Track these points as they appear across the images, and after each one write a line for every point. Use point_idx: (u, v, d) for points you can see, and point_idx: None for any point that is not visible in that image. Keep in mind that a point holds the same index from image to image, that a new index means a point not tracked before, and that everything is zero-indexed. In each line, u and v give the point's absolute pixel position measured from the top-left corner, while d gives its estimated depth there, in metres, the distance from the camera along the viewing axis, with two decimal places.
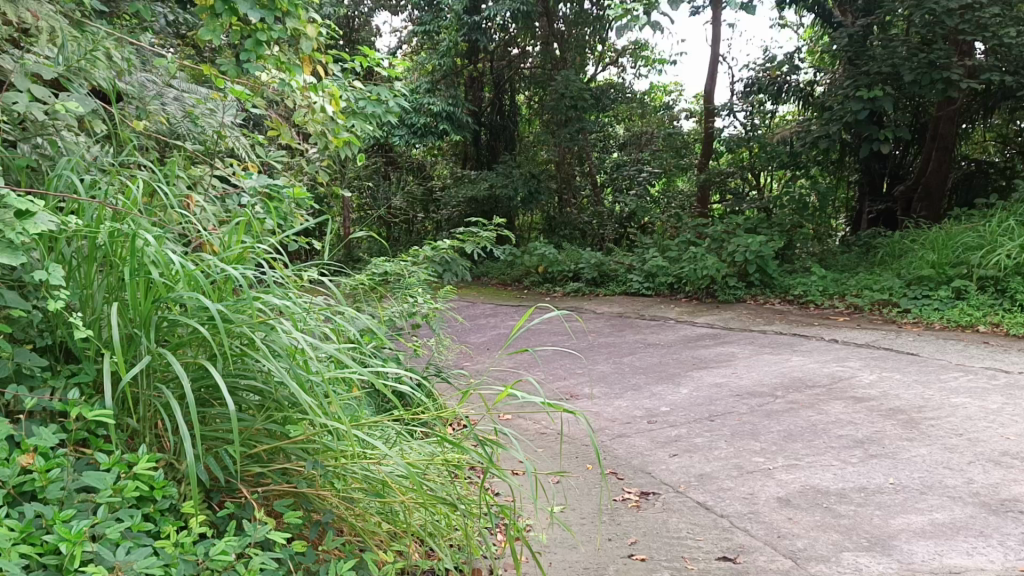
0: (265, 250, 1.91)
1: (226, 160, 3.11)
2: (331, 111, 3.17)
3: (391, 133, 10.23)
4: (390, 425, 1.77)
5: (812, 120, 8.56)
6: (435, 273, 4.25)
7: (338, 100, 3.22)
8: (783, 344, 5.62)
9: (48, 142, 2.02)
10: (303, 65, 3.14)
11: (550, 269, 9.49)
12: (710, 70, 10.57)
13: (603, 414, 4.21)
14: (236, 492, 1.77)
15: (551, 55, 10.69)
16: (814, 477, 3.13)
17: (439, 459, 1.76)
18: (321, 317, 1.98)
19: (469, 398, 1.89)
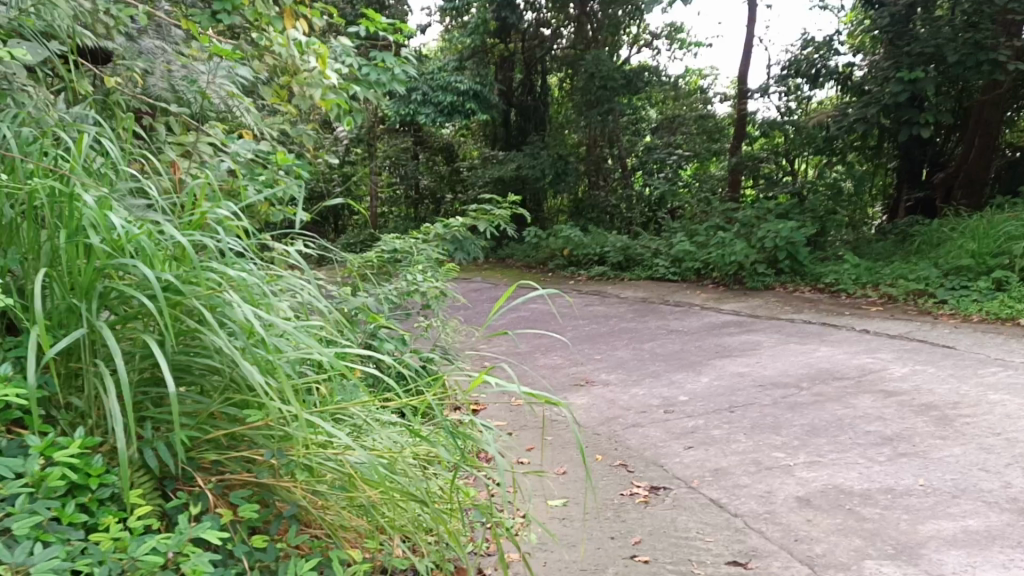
0: (229, 217, 1.75)
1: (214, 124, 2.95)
2: (317, 68, 2.96)
3: (416, 112, 10.02)
4: (357, 411, 1.61)
5: (849, 104, 8.25)
6: (446, 252, 4.09)
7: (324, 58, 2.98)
8: (812, 334, 5.39)
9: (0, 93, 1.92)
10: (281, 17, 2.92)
11: (575, 253, 9.27)
12: (746, 52, 10.24)
13: (618, 402, 4.02)
14: (191, 480, 1.62)
15: (583, 34, 10.41)
16: (838, 476, 2.92)
17: (410, 449, 1.59)
18: (287, 290, 1.83)
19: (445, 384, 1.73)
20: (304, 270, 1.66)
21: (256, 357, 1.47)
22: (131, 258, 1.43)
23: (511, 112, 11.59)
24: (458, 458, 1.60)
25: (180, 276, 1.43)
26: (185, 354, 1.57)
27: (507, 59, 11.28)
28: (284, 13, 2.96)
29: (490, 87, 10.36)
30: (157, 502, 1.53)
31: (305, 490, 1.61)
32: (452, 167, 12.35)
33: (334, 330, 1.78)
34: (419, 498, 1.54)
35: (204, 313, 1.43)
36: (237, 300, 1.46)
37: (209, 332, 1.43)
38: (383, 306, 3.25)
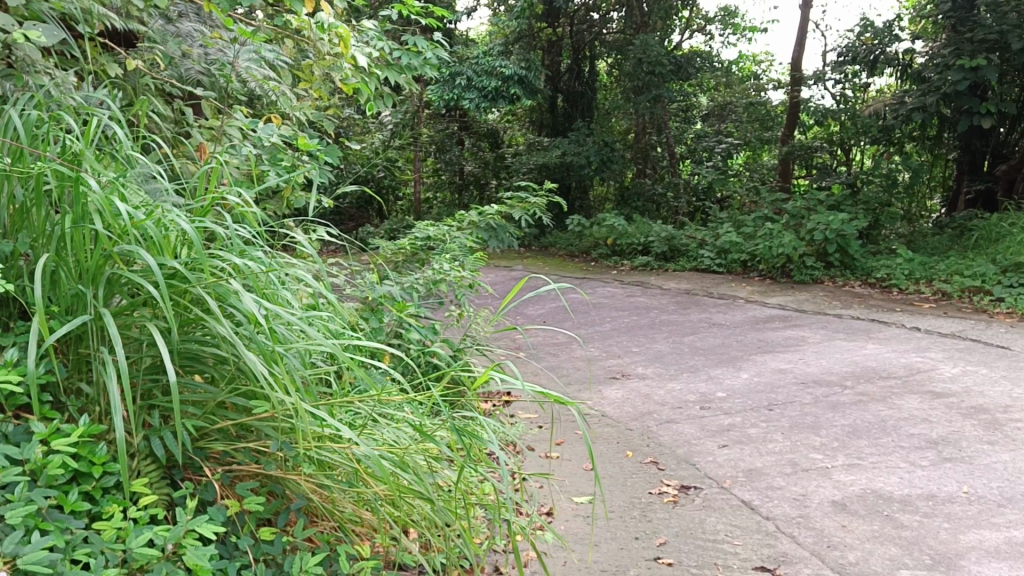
0: (238, 202, 1.71)
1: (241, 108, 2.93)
2: (339, 51, 2.90)
3: (461, 97, 9.95)
4: (364, 404, 1.56)
5: (907, 92, 8.01)
6: (481, 240, 4.04)
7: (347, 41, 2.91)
8: (859, 330, 5.23)
9: (16, 76, 1.93)
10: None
11: (619, 242, 9.15)
12: (800, 38, 9.97)
13: (653, 397, 3.94)
14: (200, 470, 1.59)
15: (634, 18, 10.23)
16: (877, 480, 2.82)
17: (416, 446, 1.54)
18: (295, 278, 1.79)
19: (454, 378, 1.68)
20: (313, 259, 1.63)
21: (261, 347, 1.44)
22: (135, 245, 1.40)
23: (559, 98, 11.47)
24: (464, 455, 1.56)
25: (185, 264, 1.40)
26: (193, 344, 1.54)
27: (556, 44, 11.16)
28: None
29: (536, 73, 10.24)
30: (164, 492, 1.50)
31: (313, 483, 1.57)
32: (497, 153, 12.09)
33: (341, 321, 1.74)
34: (426, 495, 1.50)
35: (209, 301, 1.39)
36: (241, 289, 1.42)
37: (213, 321, 1.40)
38: (407, 294, 3.18)
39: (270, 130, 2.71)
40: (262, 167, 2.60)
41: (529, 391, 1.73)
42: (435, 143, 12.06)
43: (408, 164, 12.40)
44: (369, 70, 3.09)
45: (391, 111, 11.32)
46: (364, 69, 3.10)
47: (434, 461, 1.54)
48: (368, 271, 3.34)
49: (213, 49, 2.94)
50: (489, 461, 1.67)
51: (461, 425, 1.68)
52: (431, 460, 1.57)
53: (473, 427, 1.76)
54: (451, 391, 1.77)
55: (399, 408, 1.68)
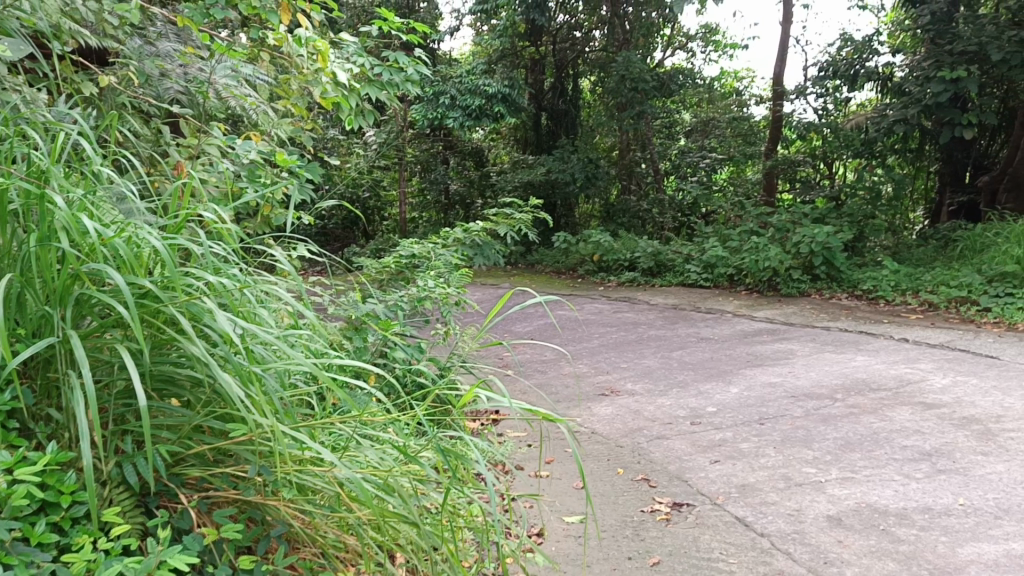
0: (212, 219, 1.66)
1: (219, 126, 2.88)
2: (317, 67, 2.87)
3: (445, 116, 9.91)
4: (345, 427, 1.50)
5: (888, 106, 8.05)
6: (466, 258, 4.00)
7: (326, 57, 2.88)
8: (848, 342, 5.21)
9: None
10: (281, 14, 2.81)
11: (605, 258, 9.12)
12: (781, 53, 10.03)
13: (643, 413, 3.89)
14: (176, 496, 1.53)
15: (616, 35, 10.28)
16: (872, 494, 2.77)
17: (400, 468, 1.47)
18: (273, 298, 1.74)
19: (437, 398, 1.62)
20: (292, 275, 1.58)
21: (237, 368, 1.38)
22: (102, 262, 1.35)
23: (542, 116, 11.47)
24: (451, 477, 1.50)
25: (155, 282, 1.34)
26: (167, 366, 1.48)
27: (539, 63, 11.18)
28: (281, 8, 2.84)
29: (519, 91, 10.25)
30: (138, 521, 1.45)
31: (294, 509, 1.50)
32: (481, 171, 12.04)
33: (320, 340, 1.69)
34: (411, 519, 1.43)
35: (181, 321, 1.34)
36: (215, 309, 1.36)
37: (185, 342, 1.35)
38: (390, 312, 3.12)
39: (246, 147, 2.66)
40: (239, 184, 2.55)
41: (517, 410, 1.67)
42: (420, 162, 12.04)
43: (393, 183, 12.37)
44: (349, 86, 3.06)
45: (375, 130, 11.30)
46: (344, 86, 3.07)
47: (419, 484, 1.47)
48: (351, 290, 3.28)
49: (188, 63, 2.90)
50: (477, 482, 1.60)
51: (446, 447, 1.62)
52: (416, 482, 1.50)
53: (458, 448, 1.69)
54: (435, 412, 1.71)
55: (381, 428, 1.62)
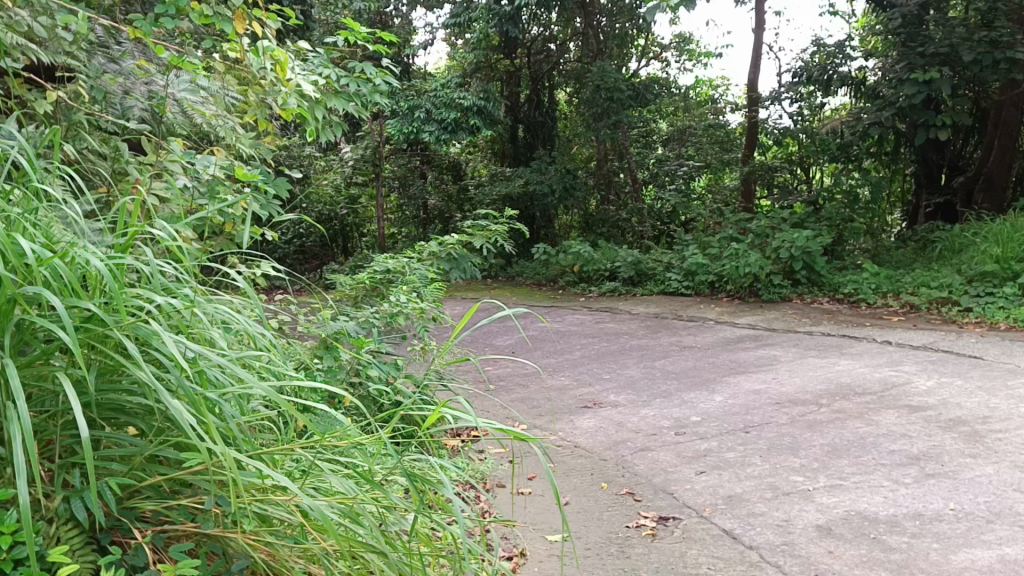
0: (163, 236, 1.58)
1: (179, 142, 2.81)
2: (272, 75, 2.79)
3: (420, 130, 9.81)
4: (307, 454, 1.42)
5: (862, 109, 8.08)
6: (442, 272, 3.93)
7: (284, 66, 2.82)
8: (831, 346, 5.17)
9: None
10: (236, 24, 2.71)
11: (585, 269, 9.06)
12: (755, 60, 10.06)
13: (626, 425, 3.82)
14: (130, 531, 1.45)
15: (590, 46, 10.26)
16: (861, 501, 2.71)
17: (364, 496, 1.38)
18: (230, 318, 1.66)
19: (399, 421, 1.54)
20: (247, 297, 1.50)
21: (189, 395, 1.30)
22: (40, 285, 1.27)
23: (519, 128, 11.43)
24: (420, 503, 1.41)
25: (97, 305, 1.27)
26: (116, 394, 1.40)
27: (514, 75, 11.14)
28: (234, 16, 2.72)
29: (495, 103, 10.19)
30: (88, 561, 1.36)
31: (255, 540, 1.41)
32: (460, 185, 11.95)
33: (279, 362, 1.61)
34: (378, 549, 1.34)
35: (127, 345, 1.26)
36: (164, 331, 1.29)
37: (132, 367, 1.27)
38: (362, 329, 3.04)
39: (207, 162, 2.58)
40: (198, 201, 2.47)
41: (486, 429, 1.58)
42: (397, 177, 11.95)
43: (371, 200, 12.29)
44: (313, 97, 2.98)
45: (351, 147, 11.22)
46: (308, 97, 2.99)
47: (385, 511, 1.39)
48: (323, 308, 3.20)
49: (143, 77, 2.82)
50: (446, 506, 1.52)
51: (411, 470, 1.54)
52: (382, 510, 1.42)
53: (425, 472, 1.61)
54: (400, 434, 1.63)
55: (344, 452, 1.53)
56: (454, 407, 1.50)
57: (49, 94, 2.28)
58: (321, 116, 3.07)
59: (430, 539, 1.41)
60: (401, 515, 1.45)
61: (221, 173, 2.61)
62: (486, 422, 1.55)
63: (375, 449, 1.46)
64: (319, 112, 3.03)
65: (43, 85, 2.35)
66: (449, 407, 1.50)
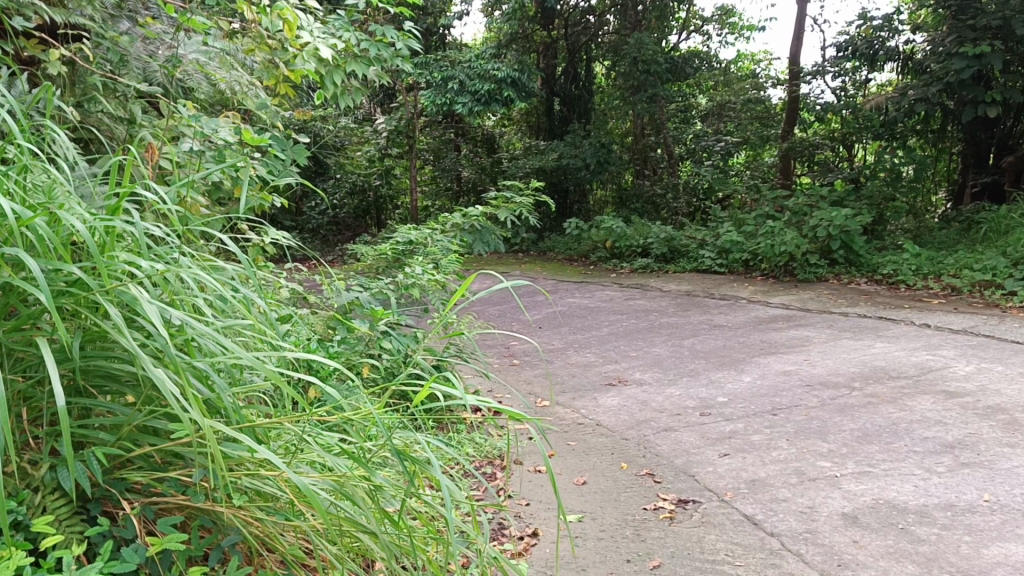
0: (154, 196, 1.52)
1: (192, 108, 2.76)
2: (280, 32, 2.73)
3: (454, 101, 9.68)
4: (296, 428, 1.36)
5: (908, 85, 7.83)
6: (466, 244, 3.88)
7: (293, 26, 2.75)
8: (867, 328, 5.02)
9: None
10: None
11: (618, 245, 8.93)
12: (799, 33, 9.80)
13: (650, 404, 3.73)
14: (119, 502, 1.41)
15: (628, 18, 10.06)
16: (889, 490, 2.61)
17: (353, 473, 1.33)
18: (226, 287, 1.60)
19: (388, 396, 1.48)
20: (238, 266, 1.45)
21: (173, 363, 1.25)
22: (19, 246, 1.22)
23: (555, 101, 11.27)
24: (411, 481, 1.36)
25: (80, 270, 1.22)
26: (101, 360, 1.35)
27: (551, 47, 10.97)
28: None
29: (530, 75, 10.03)
30: (75, 531, 1.31)
31: (247, 516, 1.36)
32: (493, 159, 11.66)
33: (272, 333, 1.56)
34: (371, 528, 1.29)
35: (109, 310, 1.20)
36: (148, 298, 1.23)
37: (115, 334, 1.22)
38: (375, 300, 2.97)
39: (215, 124, 2.52)
40: (207, 165, 2.43)
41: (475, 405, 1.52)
42: (432, 150, 11.87)
43: (405, 171, 12.25)
44: (328, 62, 2.94)
45: (385, 117, 11.17)
46: (323, 62, 2.96)
47: (377, 489, 1.34)
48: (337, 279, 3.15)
49: (156, 37, 2.77)
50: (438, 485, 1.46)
51: (402, 447, 1.49)
52: (374, 488, 1.36)
53: (417, 450, 1.55)
54: (390, 409, 1.57)
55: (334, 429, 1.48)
56: (444, 385, 1.43)
57: (55, 51, 2.24)
58: (337, 82, 3.02)
59: (423, 519, 1.36)
60: (393, 494, 1.39)
61: (233, 137, 2.55)
62: (477, 399, 1.49)
63: (365, 424, 1.41)
64: (333, 77, 2.99)
65: (54, 47, 2.32)
66: (439, 383, 1.44)
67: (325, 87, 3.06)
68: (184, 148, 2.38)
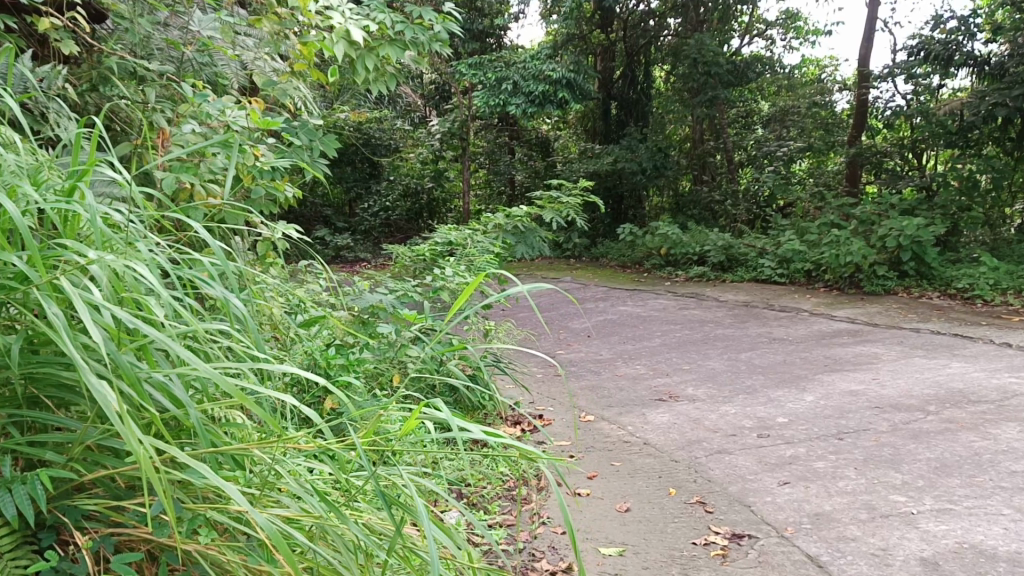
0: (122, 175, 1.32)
1: (215, 92, 2.62)
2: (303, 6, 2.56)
3: (507, 102, 9.44)
4: (267, 458, 1.14)
5: (986, 89, 7.38)
6: (508, 246, 3.67)
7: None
8: (941, 345, 4.66)
9: None
10: None
11: (672, 252, 8.62)
12: (869, 36, 9.36)
13: (703, 423, 3.45)
14: (75, 531, 1.21)
15: (688, 19, 9.75)
16: (975, 532, 2.30)
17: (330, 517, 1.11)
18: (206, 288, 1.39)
19: (375, 423, 1.24)
20: (214, 264, 1.26)
21: (124, 374, 1.05)
22: None
23: (612, 104, 10.98)
24: (400, 528, 1.12)
25: (16, 263, 1.03)
26: (52, 367, 1.15)
27: (608, 50, 10.71)
28: None
29: (586, 75, 9.76)
30: (18, 565, 1.10)
31: (214, 555, 1.15)
32: (548, 162, 11.48)
33: (254, 342, 1.36)
34: None
35: (47, 311, 1.00)
36: (95, 297, 1.04)
37: (54, 340, 1.01)
38: (401, 303, 2.77)
39: (219, 105, 2.29)
40: (208, 147, 2.17)
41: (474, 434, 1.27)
42: (485, 152, 11.67)
43: (458, 174, 12.11)
44: (359, 45, 2.77)
45: (440, 120, 10.99)
46: (355, 45, 2.79)
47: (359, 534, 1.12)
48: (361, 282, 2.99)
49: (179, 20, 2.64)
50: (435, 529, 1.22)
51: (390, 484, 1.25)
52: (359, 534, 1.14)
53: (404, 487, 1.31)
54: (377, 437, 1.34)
55: (313, 460, 1.29)
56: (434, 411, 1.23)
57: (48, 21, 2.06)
58: (368, 66, 2.87)
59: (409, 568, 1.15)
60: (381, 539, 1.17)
61: (245, 120, 2.31)
62: (481, 431, 1.25)
63: (348, 457, 1.19)
64: (366, 61, 2.84)
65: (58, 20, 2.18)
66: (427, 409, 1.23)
67: (357, 74, 2.91)
68: (185, 131, 2.13)
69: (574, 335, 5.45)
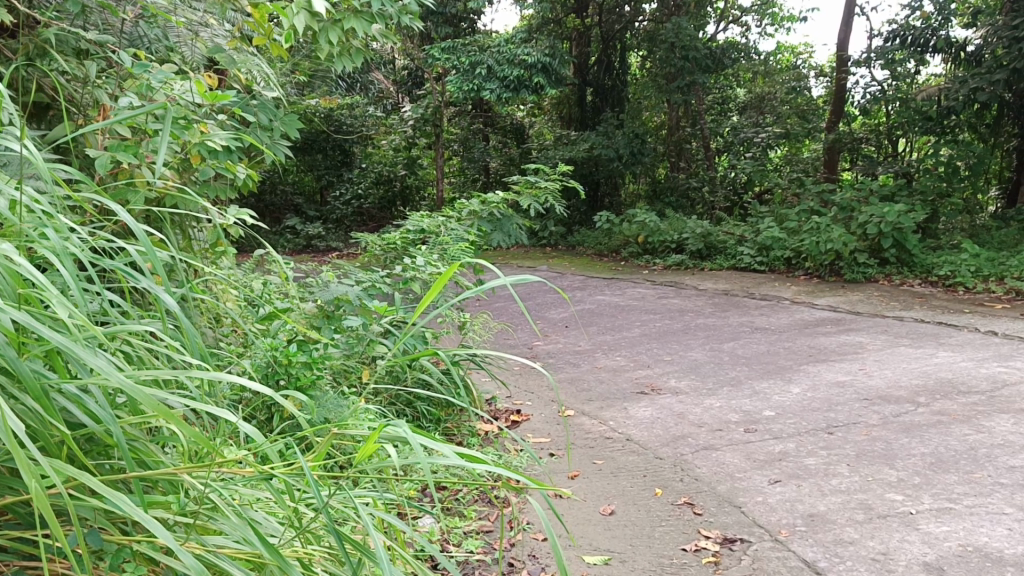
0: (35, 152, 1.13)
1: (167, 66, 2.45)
2: None
3: (481, 88, 9.25)
4: (203, 483, 0.99)
5: (965, 74, 7.32)
6: (483, 232, 3.51)
7: None
8: (926, 334, 4.56)
9: None
10: None
11: (650, 240, 8.46)
12: (846, 21, 9.26)
13: (687, 417, 3.31)
14: None
15: (666, 4, 9.57)
16: (979, 534, 2.17)
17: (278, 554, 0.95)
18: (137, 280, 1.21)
19: (329, 444, 1.08)
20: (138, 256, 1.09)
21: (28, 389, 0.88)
22: None
23: (587, 90, 10.81)
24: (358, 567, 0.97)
25: None
26: None
27: (584, 35, 10.55)
28: None
29: (562, 59, 9.48)
30: None
31: None
32: (521, 149, 11.24)
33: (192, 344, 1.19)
34: None
35: None
36: None
37: None
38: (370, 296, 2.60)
39: (162, 76, 2.08)
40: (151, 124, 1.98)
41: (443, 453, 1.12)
42: (459, 140, 11.45)
43: (432, 162, 11.87)
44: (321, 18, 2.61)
45: (412, 105, 10.85)
46: (318, 18, 2.63)
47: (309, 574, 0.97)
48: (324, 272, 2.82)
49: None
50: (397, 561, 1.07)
51: (348, 512, 1.09)
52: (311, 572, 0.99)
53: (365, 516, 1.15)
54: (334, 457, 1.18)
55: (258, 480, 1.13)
56: (395, 427, 1.10)
57: None
58: (331, 40, 2.70)
59: None
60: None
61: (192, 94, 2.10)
62: (451, 451, 1.10)
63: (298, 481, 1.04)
64: (329, 34, 2.68)
65: None
66: (388, 427, 1.11)
67: (322, 48, 2.75)
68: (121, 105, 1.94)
69: (552, 325, 5.31)
